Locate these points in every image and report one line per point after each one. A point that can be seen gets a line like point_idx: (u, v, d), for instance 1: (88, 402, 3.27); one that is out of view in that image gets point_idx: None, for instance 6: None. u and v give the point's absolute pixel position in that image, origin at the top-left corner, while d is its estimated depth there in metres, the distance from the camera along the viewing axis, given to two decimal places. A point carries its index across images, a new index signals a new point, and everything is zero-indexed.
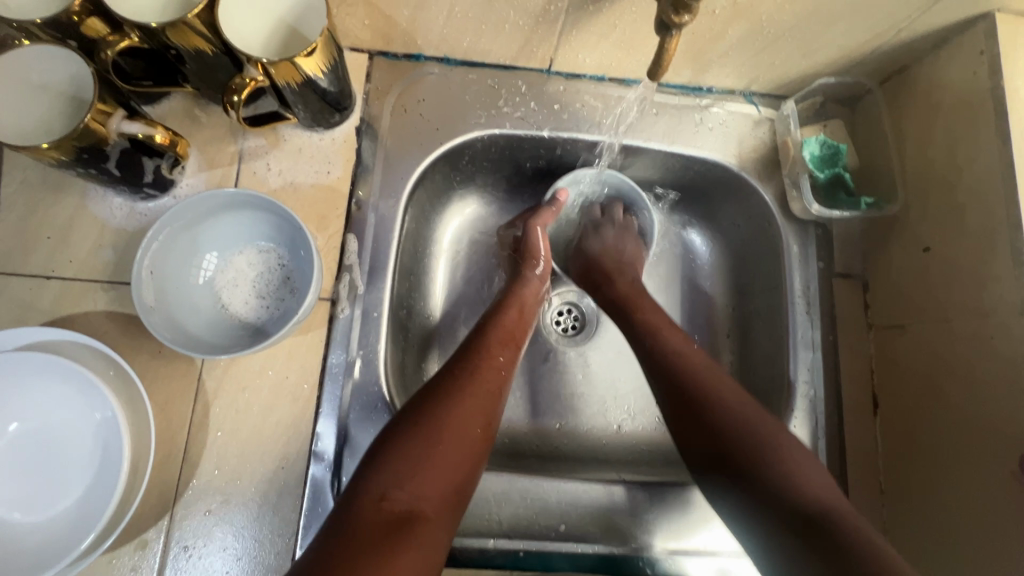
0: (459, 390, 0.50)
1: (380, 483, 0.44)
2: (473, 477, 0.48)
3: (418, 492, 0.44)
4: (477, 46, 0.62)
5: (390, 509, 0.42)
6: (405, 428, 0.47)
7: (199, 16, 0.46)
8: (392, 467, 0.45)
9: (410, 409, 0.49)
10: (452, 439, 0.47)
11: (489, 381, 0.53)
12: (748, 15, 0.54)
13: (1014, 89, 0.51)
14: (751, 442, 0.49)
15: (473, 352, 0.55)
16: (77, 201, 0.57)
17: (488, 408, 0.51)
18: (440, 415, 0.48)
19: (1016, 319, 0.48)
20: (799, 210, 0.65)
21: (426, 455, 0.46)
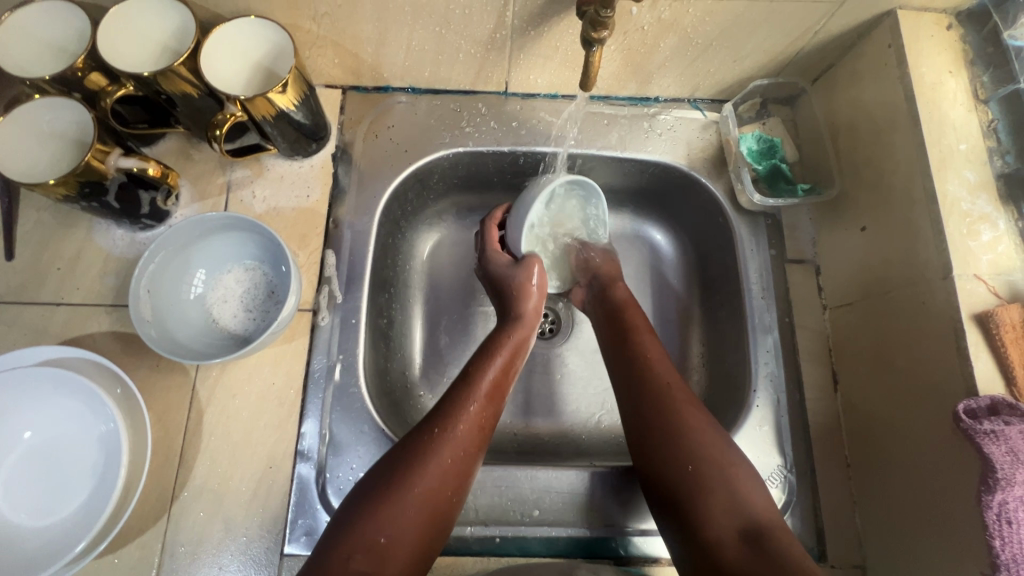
0: (430, 445, 0.52)
1: (348, 545, 0.46)
2: (443, 529, 0.50)
3: (382, 556, 0.47)
4: (437, 75, 0.69)
5: (354, 570, 0.45)
6: (375, 489, 0.49)
7: (183, 65, 0.53)
8: (359, 530, 0.47)
9: (381, 465, 0.51)
10: (422, 496, 0.49)
11: (464, 433, 0.54)
12: (675, 29, 0.60)
13: (920, 75, 0.56)
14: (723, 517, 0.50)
15: (453, 405, 0.55)
16: (84, 235, 0.64)
17: (464, 462, 0.53)
18: (410, 478, 0.50)
19: (940, 284, 0.52)
20: (745, 202, 0.69)
21: (391, 514, 0.48)
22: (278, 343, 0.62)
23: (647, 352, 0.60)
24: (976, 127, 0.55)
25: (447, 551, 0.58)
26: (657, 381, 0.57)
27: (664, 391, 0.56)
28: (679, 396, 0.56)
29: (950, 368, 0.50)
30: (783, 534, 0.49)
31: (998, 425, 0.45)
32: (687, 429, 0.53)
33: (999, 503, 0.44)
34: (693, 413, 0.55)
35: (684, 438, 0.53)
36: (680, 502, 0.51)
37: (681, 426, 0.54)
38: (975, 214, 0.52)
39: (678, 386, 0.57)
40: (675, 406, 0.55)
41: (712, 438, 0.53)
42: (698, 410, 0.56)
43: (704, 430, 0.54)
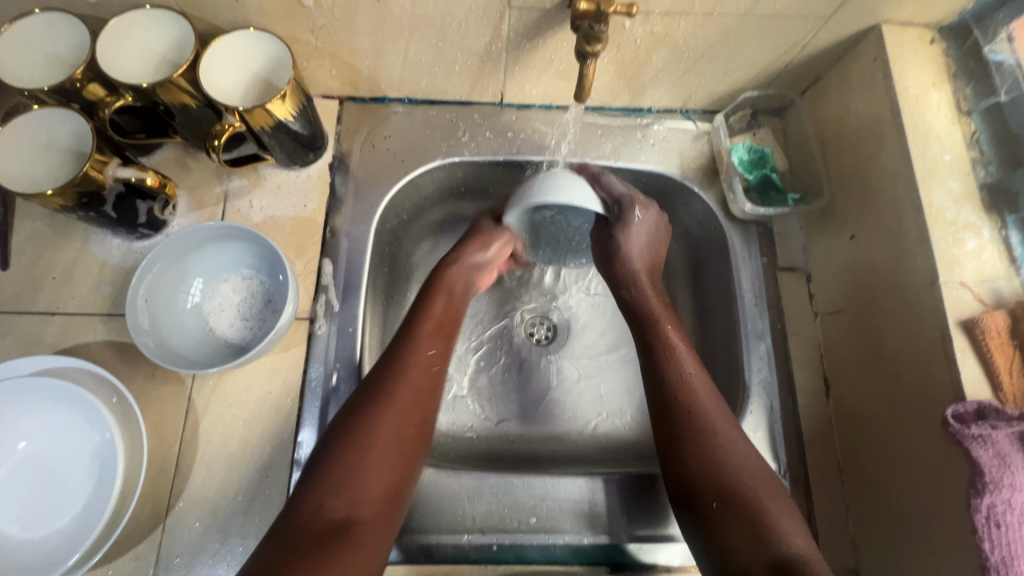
0: (386, 393, 0.52)
1: (319, 494, 0.46)
2: (409, 480, 0.51)
3: (354, 500, 0.47)
4: (434, 86, 0.70)
5: (327, 518, 0.45)
6: (336, 439, 0.49)
7: (182, 76, 0.54)
8: (325, 479, 0.47)
9: (340, 417, 0.51)
10: (386, 443, 0.50)
11: (420, 379, 0.54)
12: (667, 42, 0.61)
13: (905, 88, 0.58)
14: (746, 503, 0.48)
15: (405, 348, 0.56)
16: (80, 244, 0.64)
17: (424, 409, 0.53)
18: (367, 422, 0.50)
19: (928, 290, 0.53)
20: (738, 211, 0.70)
21: (358, 464, 0.48)
22: (275, 352, 0.62)
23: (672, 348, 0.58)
24: (960, 138, 0.56)
25: (444, 560, 0.58)
26: (686, 383, 0.55)
27: (686, 390, 0.55)
28: (711, 404, 0.54)
29: (939, 374, 0.51)
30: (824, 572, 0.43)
31: (985, 429, 0.46)
32: (718, 454, 0.51)
33: (987, 506, 0.45)
34: (722, 424, 0.53)
35: (711, 453, 0.51)
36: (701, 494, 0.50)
37: (709, 440, 0.52)
38: (960, 223, 0.53)
39: (697, 375, 0.56)
40: (701, 423, 0.53)
41: (738, 458, 0.51)
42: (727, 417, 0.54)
43: (750, 467, 0.51)
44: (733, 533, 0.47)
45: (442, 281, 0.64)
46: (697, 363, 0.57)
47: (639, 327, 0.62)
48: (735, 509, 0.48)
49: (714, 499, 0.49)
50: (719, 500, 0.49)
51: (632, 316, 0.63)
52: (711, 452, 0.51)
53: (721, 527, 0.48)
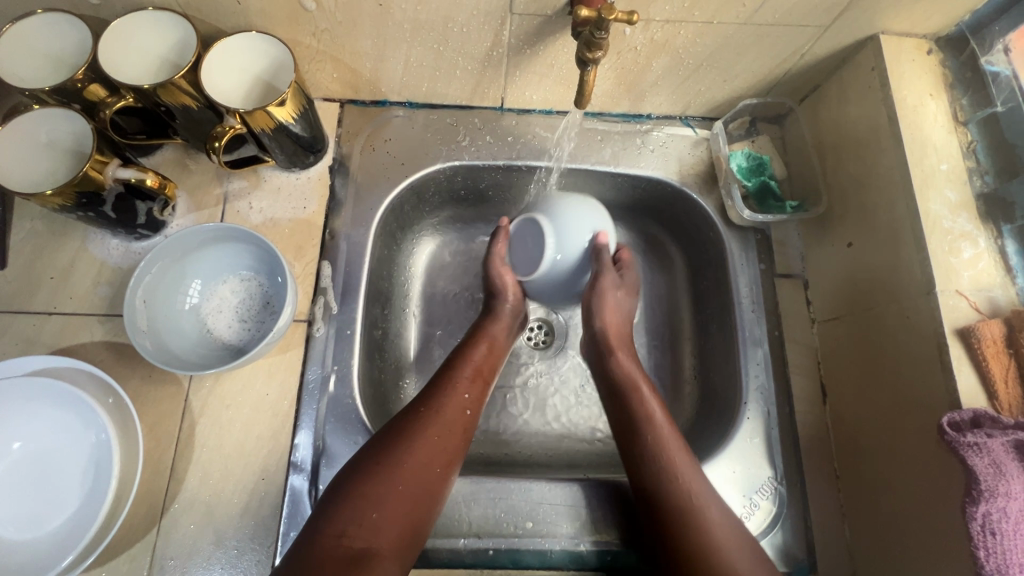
0: (422, 430, 0.53)
1: (340, 522, 0.46)
2: (427, 518, 0.50)
3: (375, 532, 0.46)
4: (435, 90, 0.70)
5: (348, 546, 0.44)
6: (366, 467, 0.50)
7: (184, 77, 0.54)
8: (351, 505, 0.47)
9: (371, 446, 0.52)
10: (412, 477, 0.50)
11: (453, 420, 0.56)
12: (667, 49, 0.62)
13: (902, 98, 0.58)
14: (717, 553, 0.48)
15: (441, 388, 0.58)
16: (78, 244, 0.64)
17: (452, 449, 0.54)
18: (398, 452, 0.51)
19: (924, 299, 0.53)
20: (736, 217, 0.70)
21: (382, 495, 0.48)
22: (273, 354, 0.62)
23: (650, 415, 0.59)
24: (956, 148, 0.57)
25: (441, 564, 0.58)
26: (662, 445, 0.56)
27: (656, 448, 0.56)
28: (673, 447, 0.56)
29: (935, 383, 0.51)
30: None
31: (981, 437, 0.46)
32: (693, 504, 0.52)
33: (982, 514, 0.45)
34: (694, 478, 0.53)
35: (686, 505, 0.52)
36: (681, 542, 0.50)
37: (689, 506, 0.51)
38: (957, 232, 0.54)
39: (665, 425, 0.58)
40: (681, 482, 0.53)
41: (707, 507, 0.52)
42: (701, 476, 0.54)
43: (726, 533, 0.50)
44: None
45: (478, 330, 0.66)
46: (672, 428, 0.58)
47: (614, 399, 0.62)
48: (705, 567, 0.48)
49: (691, 566, 0.48)
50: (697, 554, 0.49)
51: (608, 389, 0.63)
52: (691, 511, 0.51)
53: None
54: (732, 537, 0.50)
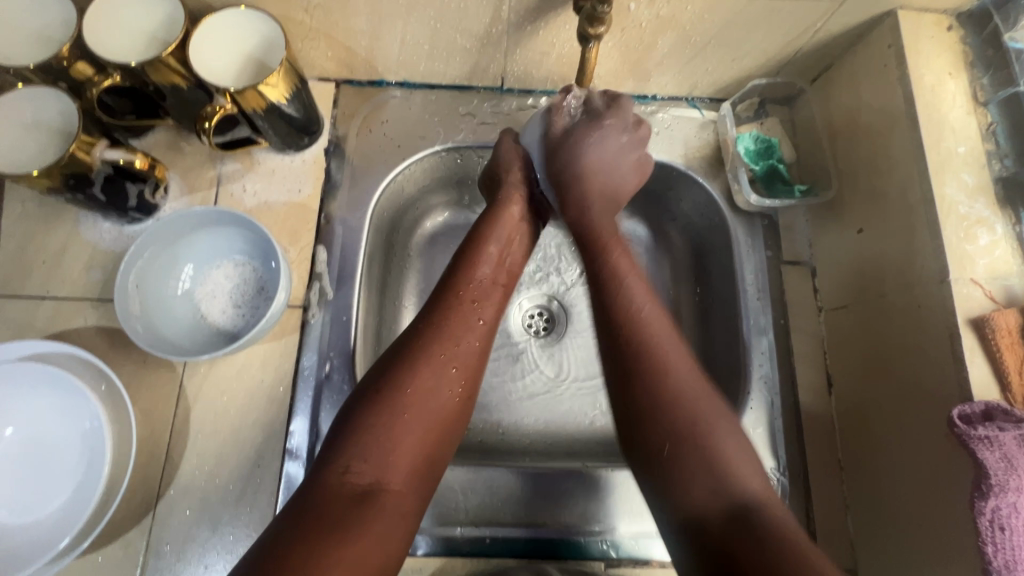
0: (427, 352, 0.51)
1: (346, 457, 0.45)
2: (445, 444, 0.50)
3: (384, 466, 0.45)
4: (433, 69, 0.68)
5: (355, 483, 0.44)
6: (370, 397, 0.48)
7: (172, 55, 0.52)
8: (357, 440, 0.46)
9: (377, 369, 0.50)
10: (420, 401, 0.48)
11: (463, 338, 0.53)
12: (673, 26, 0.59)
13: (919, 77, 0.56)
14: (699, 466, 0.47)
15: (449, 300, 0.55)
16: (70, 227, 0.63)
17: (469, 372, 0.52)
18: (404, 381, 0.49)
19: (937, 287, 0.51)
20: (742, 203, 0.68)
21: (393, 424, 0.47)
22: (267, 340, 0.61)
23: (646, 323, 0.53)
24: (975, 130, 0.54)
25: (437, 551, 0.58)
26: (655, 351, 0.52)
27: (656, 358, 0.51)
28: (652, 324, 0.53)
29: (946, 375, 0.50)
30: (777, 515, 0.45)
31: (992, 431, 0.45)
32: (663, 396, 0.50)
33: (991, 509, 0.44)
34: (681, 371, 0.51)
35: (662, 397, 0.50)
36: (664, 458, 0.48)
37: (692, 413, 0.49)
38: (973, 218, 0.52)
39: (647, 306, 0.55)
40: (680, 404, 0.49)
41: (699, 407, 0.49)
42: (713, 402, 0.50)
43: (680, 366, 0.51)
44: (697, 493, 0.46)
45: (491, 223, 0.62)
46: (665, 325, 0.54)
47: (587, 250, 0.61)
48: (678, 474, 0.47)
49: (665, 440, 0.48)
50: (670, 441, 0.48)
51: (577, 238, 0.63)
52: (691, 436, 0.48)
53: (675, 475, 0.47)
54: (732, 447, 0.48)
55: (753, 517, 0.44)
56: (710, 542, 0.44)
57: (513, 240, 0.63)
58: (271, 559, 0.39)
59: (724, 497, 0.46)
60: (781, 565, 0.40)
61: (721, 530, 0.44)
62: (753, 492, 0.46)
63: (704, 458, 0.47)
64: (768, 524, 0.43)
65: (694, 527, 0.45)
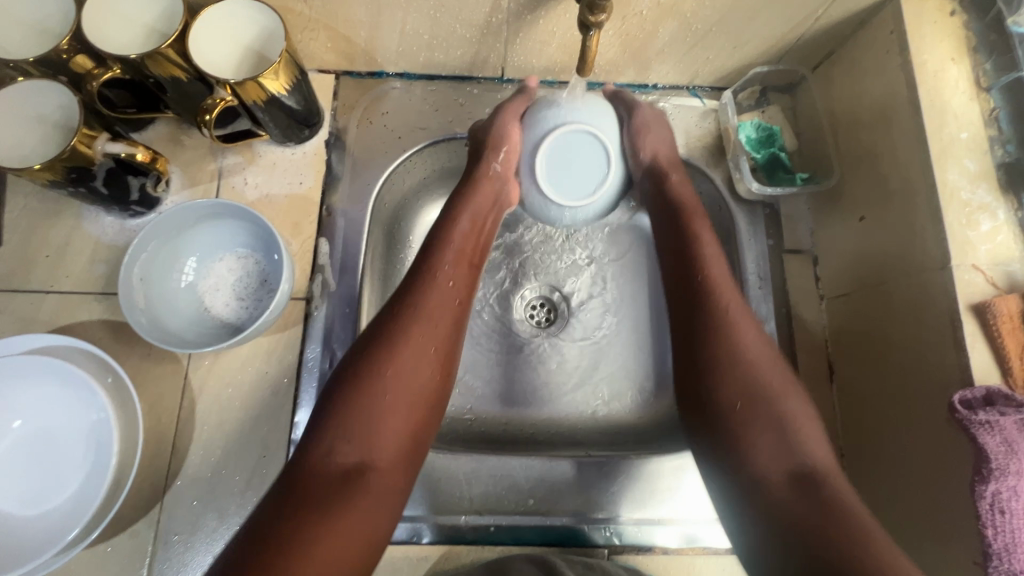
0: (400, 332, 0.50)
1: (325, 442, 0.45)
2: (428, 421, 0.50)
3: (365, 448, 0.45)
4: (433, 60, 0.67)
5: (336, 465, 0.44)
6: (344, 381, 0.48)
7: (171, 47, 0.52)
8: (336, 424, 0.46)
9: (350, 358, 0.50)
10: (398, 384, 0.48)
11: (441, 318, 0.52)
12: (673, 13, 0.59)
13: (922, 62, 0.55)
14: (763, 427, 0.48)
15: (421, 279, 0.54)
16: (72, 221, 0.63)
17: (445, 349, 0.52)
18: (378, 365, 0.48)
19: (938, 274, 0.51)
20: (743, 191, 0.68)
21: (372, 408, 0.47)
22: (271, 332, 0.62)
23: (720, 294, 0.54)
24: (977, 115, 0.54)
25: (442, 540, 0.59)
26: (735, 323, 0.52)
27: (719, 329, 0.52)
28: (731, 296, 0.54)
29: (947, 360, 0.50)
30: (841, 488, 0.45)
31: (993, 416, 0.45)
32: (740, 362, 0.51)
33: (992, 493, 0.44)
34: (751, 341, 0.52)
35: (737, 364, 0.51)
36: (726, 425, 0.49)
37: (756, 381, 0.50)
38: (975, 204, 0.52)
39: (724, 282, 0.55)
40: (749, 370, 0.50)
41: (763, 375, 0.50)
42: (779, 372, 0.51)
43: (755, 346, 0.51)
44: (760, 453, 0.47)
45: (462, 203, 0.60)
46: (737, 295, 0.54)
47: (673, 222, 0.59)
48: (738, 430, 0.49)
49: (736, 401, 0.49)
50: (742, 402, 0.49)
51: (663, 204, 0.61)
52: (767, 400, 0.49)
53: (739, 440, 0.48)
54: (806, 416, 0.49)
55: (820, 480, 0.45)
56: (763, 510, 0.45)
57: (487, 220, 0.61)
58: (258, 544, 0.39)
59: (790, 461, 0.46)
60: (847, 528, 0.42)
61: (784, 500, 0.45)
62: (820, 462, 0.46)
63: (767, 433, 0.48)
64: (825, 492, 0.44)
65: (757, 488, 0.46)
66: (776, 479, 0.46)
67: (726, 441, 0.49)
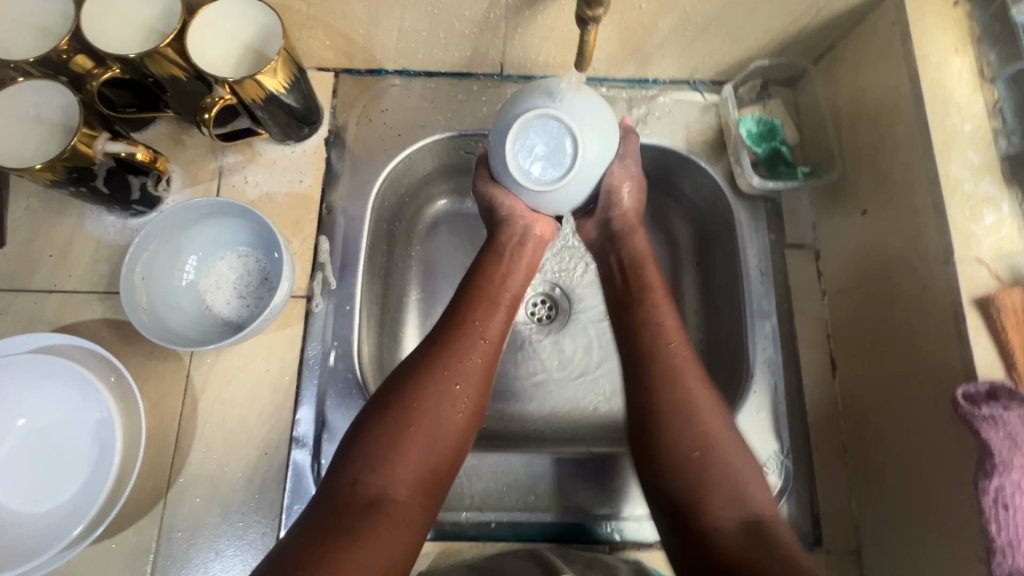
0: (436, 368, 0.52)
1: (355, 469, 0.46)
2: (454, 456, 0.50)
3: (392, 478, 0.46)
4: (431, 57, 0.67)
5: (363, 493, 0.45)
6: (377, 410, 0.49)
7: (169, 46, 0.52)
8: (365, 454, 0.47)
9: (388, 389, 0.51)
10: (426, 418, 0.49)
11: (468, 354, 0.54)
12: (673, 7, 0.58)
13: (924, 53, 0.55)
14: (719, 467, 0.49)
15: (456, 322, 0.56)
16: (75, 221, 0.63)
17: (474, 389, 0.52)
18: (411, 395, 0.50)
19: (941, 267, 0.51)
20: (745, 185, 0.68)
21: (400, 436, 0.48)
22: (272, 330, 0.62)
23: (670, 341, 0.55)
24: (981, 107, 0.53)
25: (443, 535, 0.59)
26: (677, 371, 0.53)
27: (678, 374, 0.53)
28: (676, 346, 0.55)
29: (950, 354, 0.49)
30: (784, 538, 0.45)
31: (997, 411, 0.44)
32: (693, 407, 0.51)
33: (995, 488, 0.44)
34: (702, 392, 0.52)
35: (692, 411, 0.51)
36: (671, 474, 0.49)
37: (703, 429, 0.50)
38: (978, 196, 0.51)
39: (674, 325, 0.57)
40: (698, 416, 0.51)
41: (715, 417, 0.51)
42: (722, 417, 0.52)
43: (708, 400, 0.52)
44: (710, 497, 0.47)
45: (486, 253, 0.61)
46: (681, 336, 0.56)
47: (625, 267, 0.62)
48: (698, 466, 0.49)
49: (697, 446, 0.49)
50: (699, 450, 0.49)
51: (618, 259, 0.63)
52: (711, 448, 0.50)
53: (694, 486, 0.48)
54: (743, 461, 0.49)
55: (764, 529, 0.45)
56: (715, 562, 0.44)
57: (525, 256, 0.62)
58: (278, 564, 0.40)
59: (740, 510, 0.47)
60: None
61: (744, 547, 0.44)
62: (766, 511, 0.47)
63: (714, 492, 0.48)
64: (779, 541, 0.44)
65: (707, 537, 0.45)
66: (723, 527, 0.46)
67: (675, 489, 0.49)
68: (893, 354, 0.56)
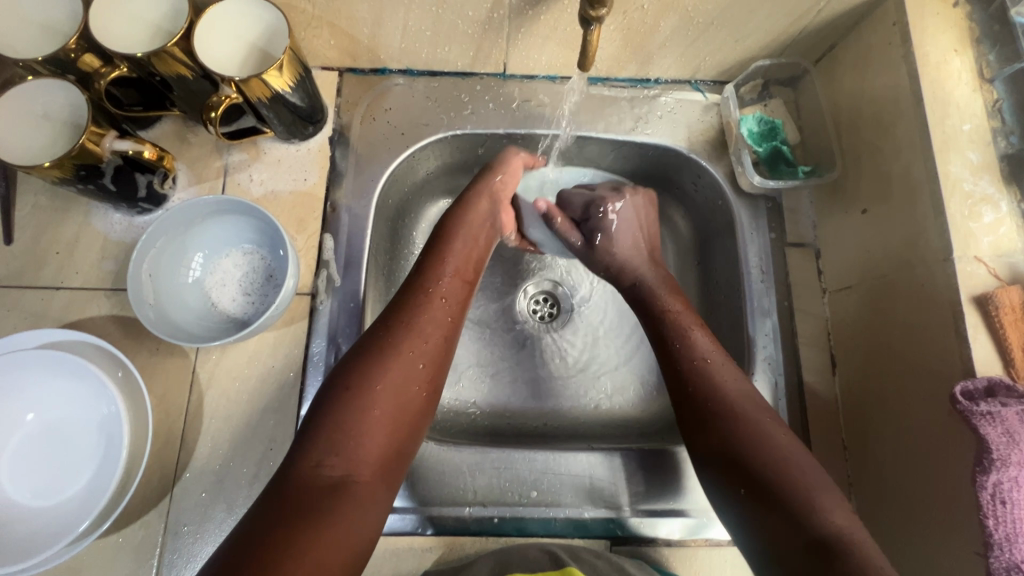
0: (392, 348, 0.51)
1: (317, 452, 0.45)
2: (413, 435, 0.50)
3: (354, 457, 0.45)
4: (435, 56, 0.68)
5: (324, 476, 0.44)
6: (333, 393, 0.48)
7: (177, 45, 0.53)
8: (322, 436, 0.45)
9: (341, 372, 0.50)
10: (387, 397, 0.48)
11: (429, 336, 0.53)
12: (675, 7, 0.59)
13: (924, 54, 0.55)
14: (789, 498, 0.45)
15: (411, 301, 0.55)
16: (82, 218, 0.64)
17: (431, 368, 0.52)
18: (371, 377, 0.49)
19: (940, 266, 0.51)
20: (746, 184, 0.68)
21: (361, 416, 0.47)
22: (277, 327, 0.62)
23: (713, 373, 0.53)
24: (980, 107, 0.54)
25: (445, 531, 0.59)
26: (722, 400, 0.52)
27: (734, 411, 0.51)
28: (720, 376, 0.53)
29: (949, 351, 0.50)
30: (868, 555, 0.41)
31: (995, 407, 0.45)
32: (744, 440, 0.49)
33: (993, 483, 0.44)
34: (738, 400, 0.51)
35: (743, 442, 0.49)
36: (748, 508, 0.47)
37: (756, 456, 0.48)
38: (977, 195, 0.51)
39: (719, 359, 0.55)
40: (751, 444, 0.49)
41: (774, 445, 0.48)
42: (802, 451, 0.48)
43: (764, 428, 0.50)
44: (772, 522, 0.45)
45: (445, 235, 0.62)
46: (719, 359, 0.55)
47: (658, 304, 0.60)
48: (764, 499, 0.46)
49: (742, 483, 0.48)
50: (747, 488, 0.47)
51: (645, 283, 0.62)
52: (780, 477, 0.46)
53: (763, 518, 0.46)
54: (814, 477, 0.46)
55: (843, 550, 0.41)
56: None
57: (479, 239, 0.64)
58: (244, 553, 0.38)
59: (805, 531, 0.43)
60: None
61: None
62: (840, 527, 0.43)
63: (777, 518, 0.45)
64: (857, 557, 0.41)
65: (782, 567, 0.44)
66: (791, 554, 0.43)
67: (755, 520, 0.46)
68: (894, 352, 0.57)
